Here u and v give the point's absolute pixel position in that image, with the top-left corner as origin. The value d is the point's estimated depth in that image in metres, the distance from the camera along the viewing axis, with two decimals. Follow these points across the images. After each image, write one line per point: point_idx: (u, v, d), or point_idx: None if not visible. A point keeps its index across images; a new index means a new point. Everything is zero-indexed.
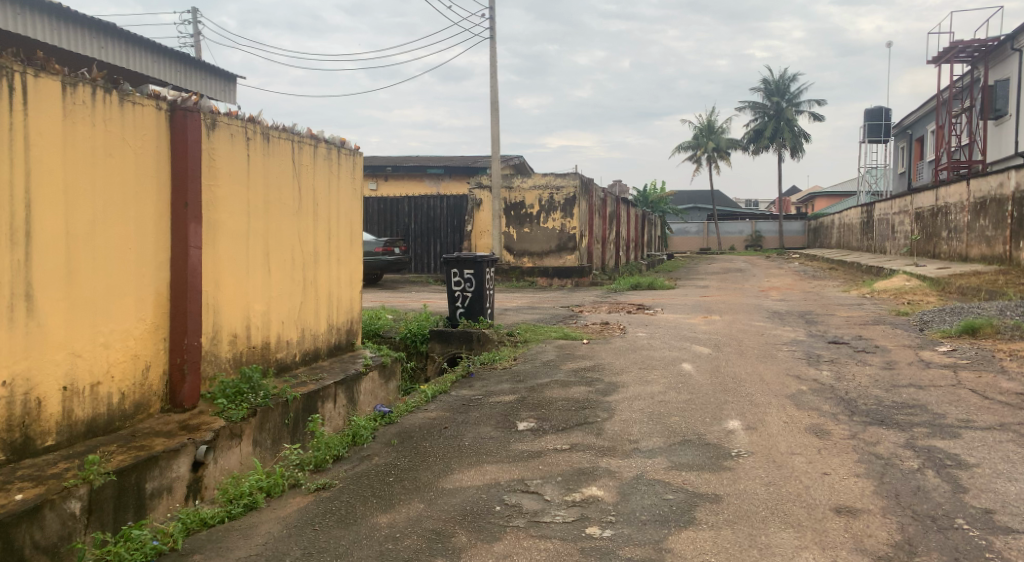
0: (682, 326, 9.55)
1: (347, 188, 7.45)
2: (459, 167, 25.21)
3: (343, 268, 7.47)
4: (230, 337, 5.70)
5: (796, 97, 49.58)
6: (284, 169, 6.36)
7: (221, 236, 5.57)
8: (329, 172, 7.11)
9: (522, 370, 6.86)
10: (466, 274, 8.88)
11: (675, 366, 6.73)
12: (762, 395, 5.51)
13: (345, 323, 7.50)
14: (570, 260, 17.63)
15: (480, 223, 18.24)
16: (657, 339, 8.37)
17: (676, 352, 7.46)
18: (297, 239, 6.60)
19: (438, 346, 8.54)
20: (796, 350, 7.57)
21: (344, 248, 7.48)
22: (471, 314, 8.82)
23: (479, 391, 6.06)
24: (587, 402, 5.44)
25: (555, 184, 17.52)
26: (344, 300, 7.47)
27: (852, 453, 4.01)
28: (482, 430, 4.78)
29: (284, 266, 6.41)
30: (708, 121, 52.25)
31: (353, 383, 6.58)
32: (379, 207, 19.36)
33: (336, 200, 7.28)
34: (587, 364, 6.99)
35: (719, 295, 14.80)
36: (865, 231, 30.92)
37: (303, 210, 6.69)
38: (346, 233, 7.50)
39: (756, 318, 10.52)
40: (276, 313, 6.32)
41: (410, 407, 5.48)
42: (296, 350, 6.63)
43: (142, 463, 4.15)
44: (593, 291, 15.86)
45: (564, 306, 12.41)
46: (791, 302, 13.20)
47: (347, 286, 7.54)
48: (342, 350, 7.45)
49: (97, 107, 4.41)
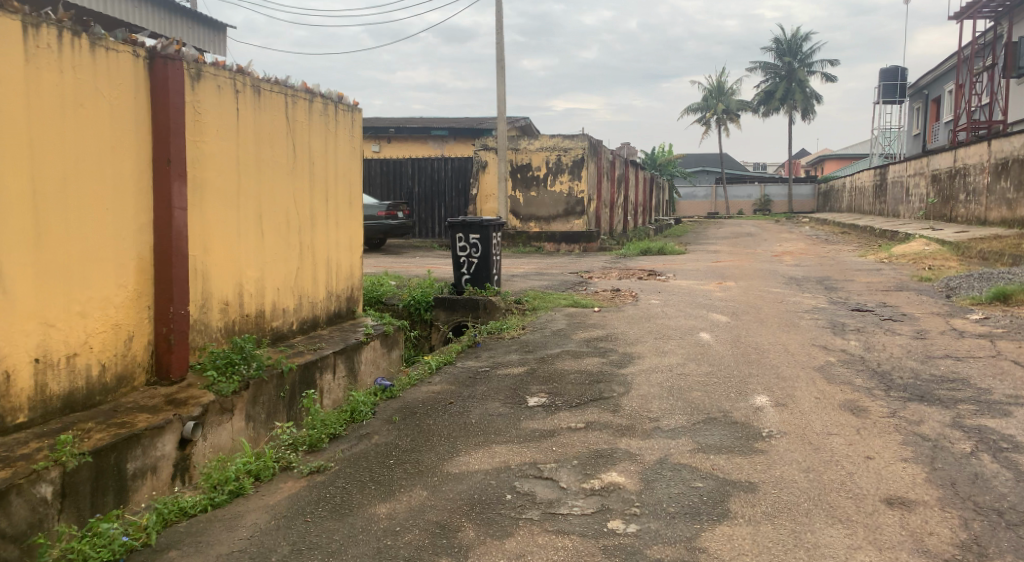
0: (697, 293, 9.19)
1: (346, 148, 7.08)
2: (464, 128, 24.64)
3: (343, 232, 7.12)
4: (221, 304, 5.38)
5: (808, 56, 48.50)
6: (276, 126, 6.00)
7: (210, 196, 5.22)
8: (325, 130, 6.73)
9: (531, 340, 6.52)
10: (472, 240, 8.49)
11: (692, 337, 6.36)
12: (789, 367, 5.15)
13: (346, 289, 7.17)
14: (578, 224, 17.23)
15: (486, 185, 17.77)
16: (671, 307, 8.01)
17: (693, 321, 7.09)
18: (292, 201, 6.25)
19: (443, 314, 8.23)
20: (819, 318, 7.20)
21: (344, 211, 7.12)
22: (477, 281, 8.44)
23: (486, 362, 5.73)
24: (601, 375, 5.10)
25: (563, 146, 17.00)
26: (344, 266, 7.13)
27: (896, 434, 3.66)
28: (490, 406, 4.45)
29: (278, 229, 6.07)
30: (718, 82, 51.23)
31: (353, 353, 6.25)
32: (382, 169, 18.95)
33: (335, 160, 6.92)
34: (599, 333, 6.63)
35: (732, 260, 14.41)
36: (878, 195, 30.34)
37: (298, 170, 6.33)
38: (345, 195, 7.14)
39: (772, 284, 10.16)
40: (271, 279, 5.99)
41: (413, 380, 5.15)
42: (293, 319, 6.31)
43: (123, 442, 3.83)
44: (601, 256, 15.47)
45: (572, 271, 12.03)
46: (807, 267, 12.79)
47: (348, 251, 7.19)
48: (343, 318, 7.13)
49: (65, 52, 4.03)
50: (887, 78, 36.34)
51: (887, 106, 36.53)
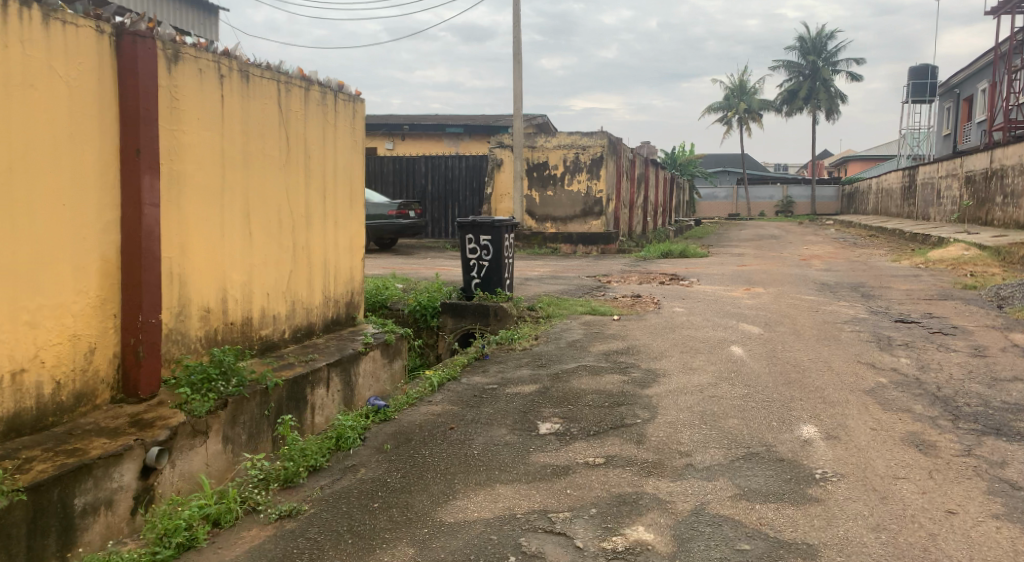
0: (724, 300, 8.58)
1: (346, 142, 6.57)
2: (479, 126, 24.12)
3: (343, 232, 6.60)
4: (201, 311, 4.87)
5: (833, 55, 47.55)
6: (267, 116, 5.48)
7: (188, 190, 4.71)
8: (323, 121, 6.22)
9: (544, 352, 5.96)
10: (483, 241, 7.94)
11: (722, 352, 5.77)
12: (835, 389, 4.56)
13: (345, 294, 6.65)
14: (596, 226, 16.65)
15: (501, 184, 17.21)
16: (698, 316, 7.42)
17: (722, 332, 6.50)
18: (285, 198, 5.75)
19: (450, 320, 7.70)
20: (861, 330, 6.58)
21: (344, 210, 6.61)
22: (487, 286, 7.90)
23: (494, 378, 5.18)
24: (621, 396, 4.53)
25: (581, 144, 16.43)
26: (343, 269, 6.62)
27: (978, 481, 3.08)
28: (495, 433, 3.90)
29: (269, 229, 5.56)
30: (740, 81, 50.36)
31: (349, 365, 5.72)
32: (395, 167, 18.47)
33: (334, 155, 6.40)
34: (619, 346, 6.06)
35: (758, 264, 13.77)
36: (906, 197, 29.48)
37: (293, 165, 5.82)
38: (346, 192, 6.63)
39: (804, 291, 9.54)
40: (260, 283, 5.48)
41: (411, 399, 4.61)
42: (285, 326, 5.80)
43: (69, 475, 3.34)
44: (621, 259, 14.88)
45: (590, 275, 11.44)
46: (838, 272, 12.13)
47: (348, 253, 6.68)
48: (342, 325, 6.61)
49: (11, 24, 3.55)
50: (916, 77, 35.40)
51: (915, 106, 35.59)
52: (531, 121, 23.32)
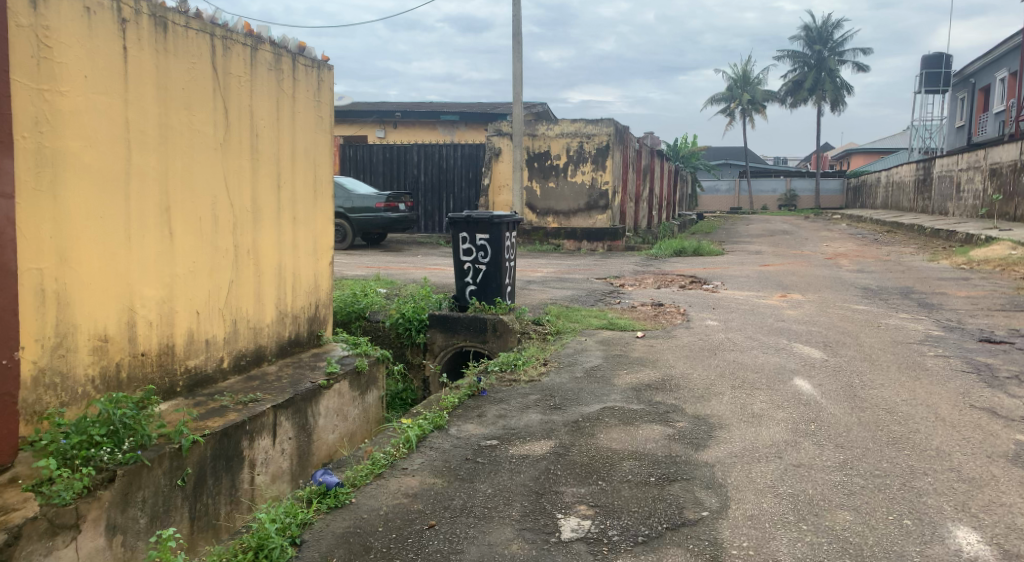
0: (762, 312, 7.29)
1: (307, 120, 5.25)
2: (476, 114, 22.82)
3: (304, 231, 5.30)
4: (95, 341, 3.59)
5: (840, 45, 46.31)
6: (195, 80, 4.17)
7: (71, 177, 3.44)
8: (277, 91, 4.91)
9: (556, 386, 4.68)
10: (480, 241, 6.63)
11: (785, 387, 4.51)
12: (966, 454, 3.30)
13: (307, 308, 5.36)
14: (601, 221, 15.36)
15: (499, 175, 15.93)
16: (739, 333, 6.15)
17: (775, 358, 5.24)
18: (223, 189, 4.45)
19: (439, 336, 6.45)
20: (948, 353, 5.31)
21: (306, 204, 5.31)
22: (484, 295, 6.64)
23: (493, 428, 3.90)
24: (671, 465, 3.26)
25: (586, 132, 15.10)
26: (305, 278, 5.33)
27: None
28: (497, 541, 2.68)
29: (200, 229, 4.26)
30: (743, 71, 49.07)
31: (302, 403, 4.43)
32: (385, 156, 17.19)
33: (292, 135, 5.10)
34: (651, 376, 4.80)
35: (782, 264, 12.51)
36: (920, 191, 28.24)
37: (233, 147, 4.52)
38: (309, 182, 5.33)
39: (850, 298, 8.27)
40: (186, 299, 4.18)
41: (377, 468, 3.32)
42: (224, 353, 4.51)
43: None
44: (630, 257, 13.62)
45: (599, 276, 10.18)
46: (875, 274, 10.86)
47: (312, 257, 5.40)
48: (303, 346, 5.33)
49: None
50: (929, 65, 34.12)
51: (929, 96, 34.34)
52: (530, 109, 22.08)
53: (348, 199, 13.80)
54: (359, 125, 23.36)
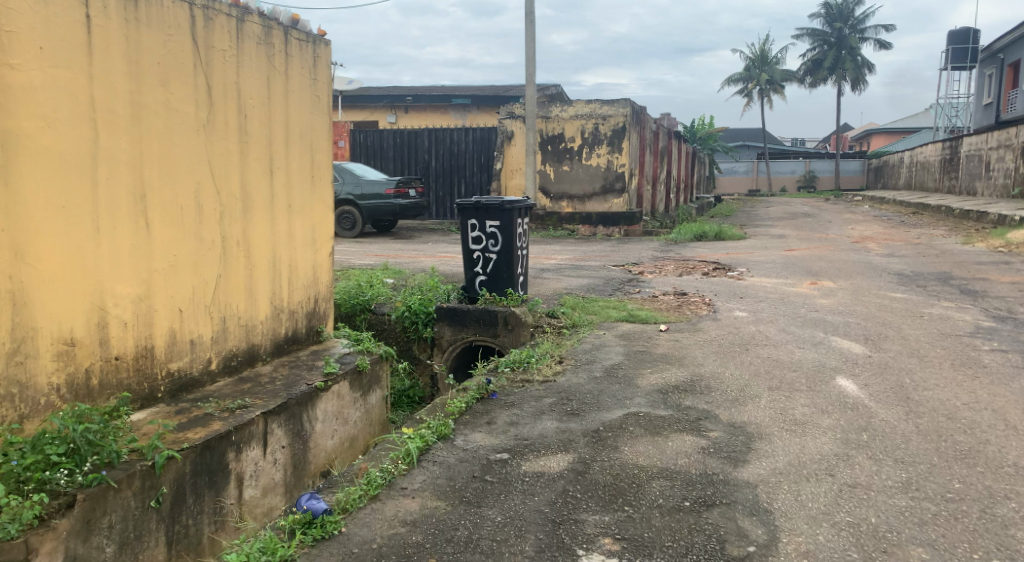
0: (792, 301, 6.83)
1: (302, 100, 4.84)
2: (488, 97, 22.33)
3: (301, 219, 4.90)
4: (60, 345, 3.25)
5: (861, 23, 45.25)
6: (172, 56, 3.77)
7: (26, 162, 3.10)
8: (268, 68, 4.50)
9: (573, 387, 4.28)
10: (490, 228, 6.22)
11: (827, 388, 4.08)
12: None
13: (306, 302, 4.97)
14: (618, 205, 14.88)
15: (512, 158, 15.48)
16: (771, 326, 5.72)
17: (813, 354, 4.80)
18: (209, 175, 4.06)
19: (447, 330, 6.05)
20: (1003, 347, 4.85)
21: (303, 190, 4.91)
22: (495, 285, 6.26)
23: (504, 438, 3.50)
24: (707, 485, 2.87)
25: (601, 113, 14.60)
26: (303, 271, 4.94)
27: None
28: None
29: (182, 220, 3.88)
30: (761, 51, 48.12)
31: (297, 408, 4.05)
32: (395, 141, 16.79)
33: (285, 116, 4.69)
34: (678, 377, 4.38)
35: (808, 249, 12.02)
36: (946, 171, 27.47)
37: (219, 129, 4.12)
38: (305, 167, 4.93)
39: (885, 285, 7.80)
40: (169, 296, 3.81)
41: (374, 489, 2.94)
42: (212, 354, 4.13)
43: None
44: (648, 242, 13.16)
45: (617, 263, 9.74)
46: (908, 259, 10.33)
47: (310, 248, 5.00)
48: (302, 344, 4.95)
49: None
50: (955, 41, 33.14)
51: (955, 73, 33.38)
52: (544, 91, 21.59)
53: (357, 185, 13.41)
54: (370, 110, 22.96)
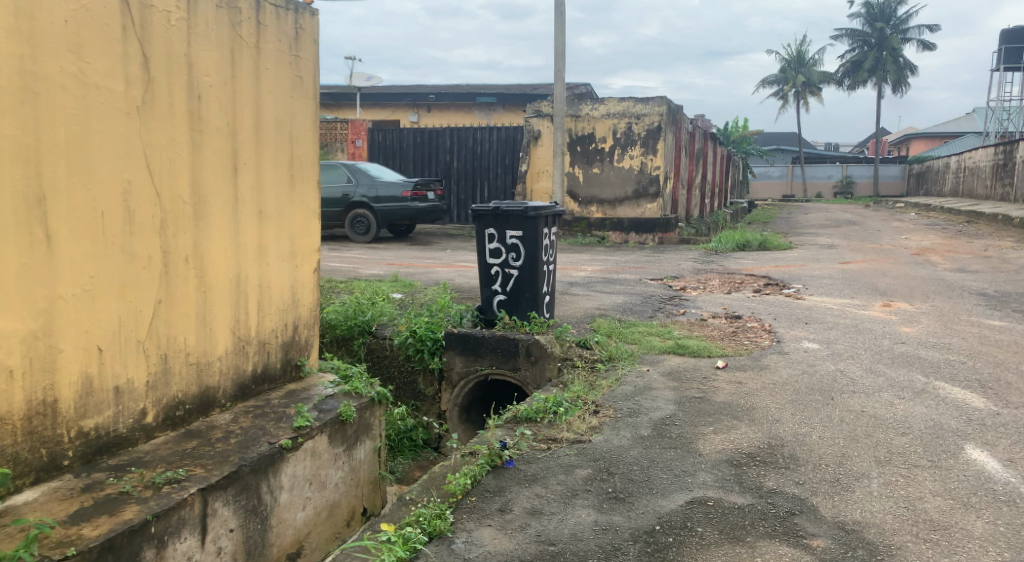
0: (868, 330, 5.75)
1: (278, 79, 3.89)
2: (514, 95, 21.37)
3: (276, 229, 3.96)
4: None
5: (903, 23, 43.58)
6: (87, 14, 2.85)
7: None
8: (232, 37, 3.55)
9: (613, 451, 3.29)
10: (511, 240, 5.24)
11: (959, 464, 3.05)
12: None
13: (280, 330, 4.03)
14: (651, 210, 13.82)
15: (539, 160, 14.51)
16: (853, 364, 4.67)
17: (921, 409, 3.76)
18: (145, 172, 3.12)
19: (458, 360, 5.08)
20: None
21: (277, 192, 3.96)
22: (516, 308, 5.31)
23: (524, 541, 2.55)
24: None
25: (635, 112, 13.57)
26: (278, 293, 3.99)
27: None
28: None
29: (105, 233, 2.96)
30: (798, 51, 46.62)
31: (252, 477, 3.09)
32: (415, 141, 15.91)
33: (255, 99, 3.74)
34: (751, 442, 3.37)
35: (866, 262, 10.90)
36: (998, 176, 26.02)
37: (161, 113, 3.18)
38: (281, 164, 3.98)
39: (971, 308, 6.69)
40: (84, 330, 2.90)
41: None
42: (148, 403, 3.18)
43: None
44: (686, 252, 12.10)
45: (654, 277, 8.71)
46: (983, 275, 9.17)
47: (287, 264, 4.06)
48: (275, 383, 4.01)
49: None
50: (1009, 39, 31.45)
51: (1005, 74, 31.81)
52: (573, 90, 20.59)
53: (372, 187, 12.52)
54: (392, 109, 22.17)
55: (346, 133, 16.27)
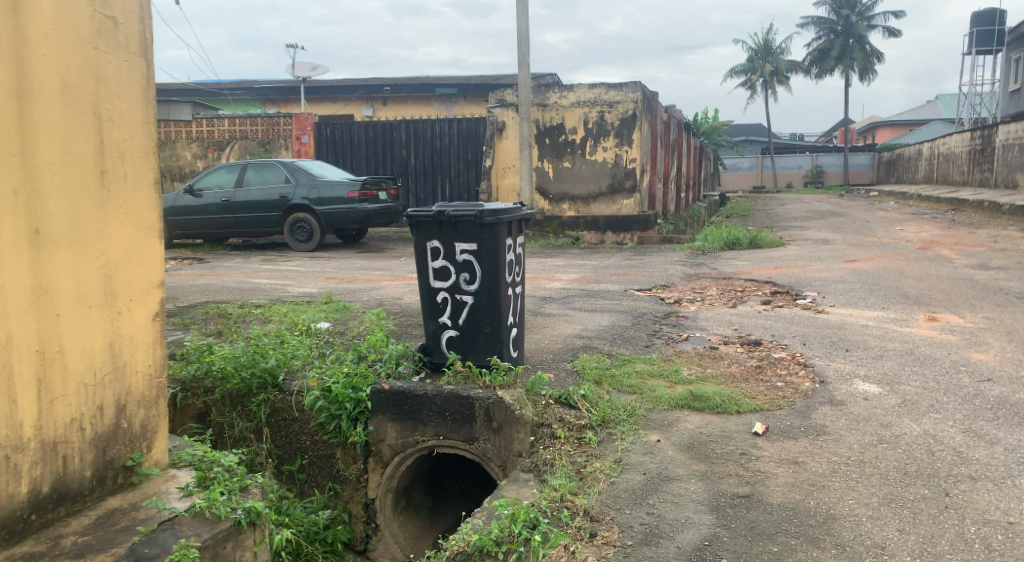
0: (932, 359, 4.39)
1: (64, 18, 2.46)
2: (475, 85, 19.87)
3: (73, 258, 2.50)
4: None
5: (869, 9, 42.81)
6: None
7: None
8: None
9: None
10: (462, 257, 3.81)
11: None
12: None
13: (89, 415, 2.56)
14: (628, 206, 12.46)
15: (503, 154, 13.06)
16: (946, 424, 3.30)
17: None
18: None
19: (390, 429, 3.63)
20: None
21: (71, 199, 2.49)
22: (470, 349, 3.89)
23: None
24: None
25: (608, 99, 12.20)
26: (80, 360, 2.52)
27: None
28: None
29: None
30: (765, 40, 45.67)
31: None
32: (367, 136, 14.36)
33: (14, 48, 2.33)
34: None
35: (874, 259, 9.66)
36: (977, 161, 25.18)
37: None
38: (78, 154, 2.51)
39: None
40: None
41: None
42: None
43: None
44: (670, 253, 10.77)
45: (641, 287, 7.33)
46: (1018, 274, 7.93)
47: (99, 312, 2.58)
48: (80, 501, 2.54)
49: None
50: (979, 23, 30.97)
51: (978, 58, 31.13)
52: (538, 80, 19.15)
53: (314, 188, 10.97)
54: (344, 104, 20.61)
55: (289, 129, 14.66)
